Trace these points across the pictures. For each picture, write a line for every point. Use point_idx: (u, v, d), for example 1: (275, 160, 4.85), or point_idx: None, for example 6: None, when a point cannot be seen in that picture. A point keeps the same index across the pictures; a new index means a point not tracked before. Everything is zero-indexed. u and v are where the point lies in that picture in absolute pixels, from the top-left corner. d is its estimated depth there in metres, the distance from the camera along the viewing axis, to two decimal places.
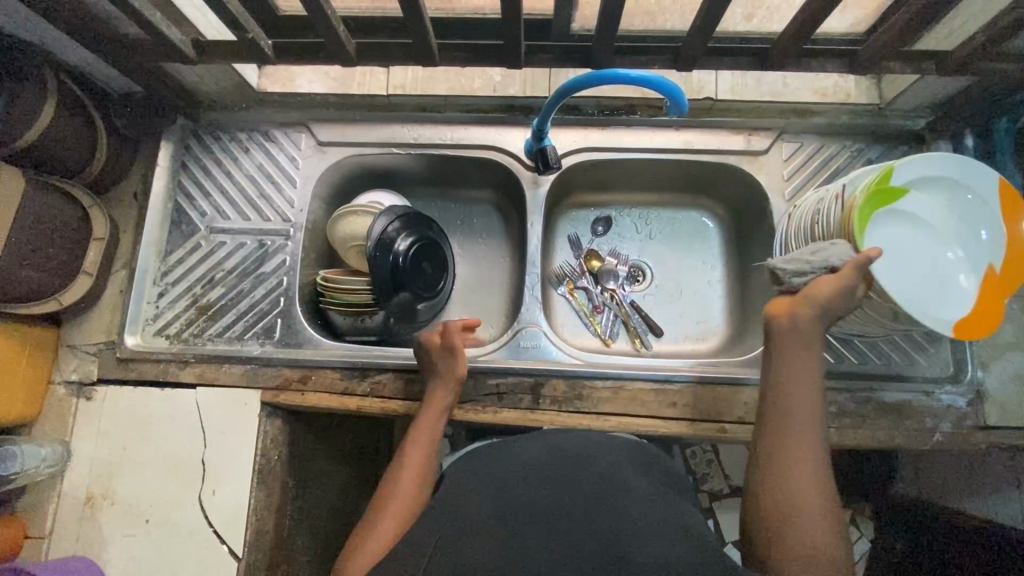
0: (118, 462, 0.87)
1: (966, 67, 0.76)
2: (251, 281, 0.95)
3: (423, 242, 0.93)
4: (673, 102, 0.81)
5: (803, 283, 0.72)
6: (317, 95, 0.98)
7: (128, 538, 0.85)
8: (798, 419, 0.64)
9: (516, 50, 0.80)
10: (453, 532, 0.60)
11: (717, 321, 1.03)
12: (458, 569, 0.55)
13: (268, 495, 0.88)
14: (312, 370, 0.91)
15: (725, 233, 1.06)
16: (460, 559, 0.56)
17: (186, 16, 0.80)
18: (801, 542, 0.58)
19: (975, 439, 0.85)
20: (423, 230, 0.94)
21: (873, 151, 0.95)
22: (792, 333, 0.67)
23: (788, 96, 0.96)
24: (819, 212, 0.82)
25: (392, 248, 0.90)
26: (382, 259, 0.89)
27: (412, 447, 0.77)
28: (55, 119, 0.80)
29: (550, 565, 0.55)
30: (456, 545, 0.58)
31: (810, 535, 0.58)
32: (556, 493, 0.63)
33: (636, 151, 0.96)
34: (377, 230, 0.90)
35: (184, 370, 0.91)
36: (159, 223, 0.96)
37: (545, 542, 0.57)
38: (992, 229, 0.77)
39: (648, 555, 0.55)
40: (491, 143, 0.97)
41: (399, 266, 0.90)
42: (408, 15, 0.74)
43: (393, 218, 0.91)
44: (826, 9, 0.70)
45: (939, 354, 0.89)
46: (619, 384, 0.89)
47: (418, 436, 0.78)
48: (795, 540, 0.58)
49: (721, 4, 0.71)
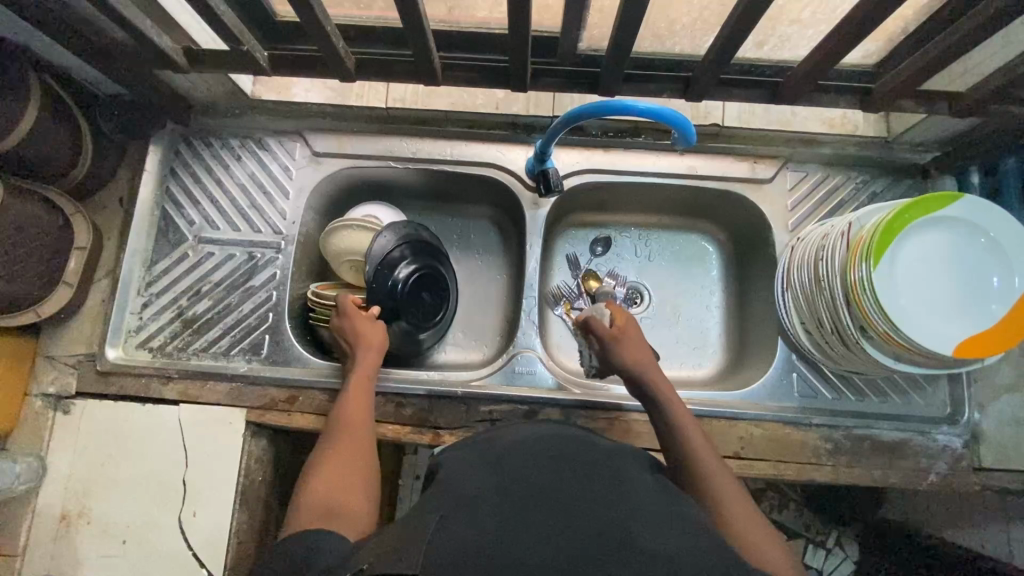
0: (94, 480, 0.84)
1: (979, 109, 0.75)
2: (239, 295, 0.92)
3: (423, 271, 0.90)
4: (681, 134, 0.79)
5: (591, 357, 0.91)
6: (313, 104, 0.95)
7: (104, 559, 0.82)
8: (682, 429, 0.71)
9: (523, 71, 0.78)
10: (448, 506, 0.55)
11: (715, 347, 1.01)
12: (434, 544, 0.50)
13: (250, 517, 0.85)
14: (299, 391, 0.88)
15: (725, 258, 1.04)
16: (443, 534, 0.51)
17: (178, 21, 0.77)
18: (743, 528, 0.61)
19: (969, 479, 0.85)
20: (427, 259, 0.90)
21: (878, 183, 0.94)
22: (636, 345, 0.81)
23: (798, 125, 0.94)
24: (824, 248, 0.80)
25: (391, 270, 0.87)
26: (381, 285, 0.87)
27: (342, 416, 0.76)
28: (39, 124, 0.76)
29: (548, 544, 0.50)
30: (449, 523, 0.52)
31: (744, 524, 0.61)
32: (557, 475, 0.58)
33: (640, 174, 0.94)
34: (380, 248, 0.87)
35: (167, 386, 0.88)
36: (145, 231, 0.93)
37: (545, 524, 0.52)
38: (1004, 277, 0.75)
39: (657, 546, 0.49)
40: (491, 160, 0.94)
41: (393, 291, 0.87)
42: (410, 35, 0.71)
43: (399, 240, 0.88)
44: (840, 49, 0.69)
45: (936, 394, 0.89)
46: (614, 415, 0.88)
47: (348, 406, 0.78)
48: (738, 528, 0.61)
49: (733, 39, 0.69)
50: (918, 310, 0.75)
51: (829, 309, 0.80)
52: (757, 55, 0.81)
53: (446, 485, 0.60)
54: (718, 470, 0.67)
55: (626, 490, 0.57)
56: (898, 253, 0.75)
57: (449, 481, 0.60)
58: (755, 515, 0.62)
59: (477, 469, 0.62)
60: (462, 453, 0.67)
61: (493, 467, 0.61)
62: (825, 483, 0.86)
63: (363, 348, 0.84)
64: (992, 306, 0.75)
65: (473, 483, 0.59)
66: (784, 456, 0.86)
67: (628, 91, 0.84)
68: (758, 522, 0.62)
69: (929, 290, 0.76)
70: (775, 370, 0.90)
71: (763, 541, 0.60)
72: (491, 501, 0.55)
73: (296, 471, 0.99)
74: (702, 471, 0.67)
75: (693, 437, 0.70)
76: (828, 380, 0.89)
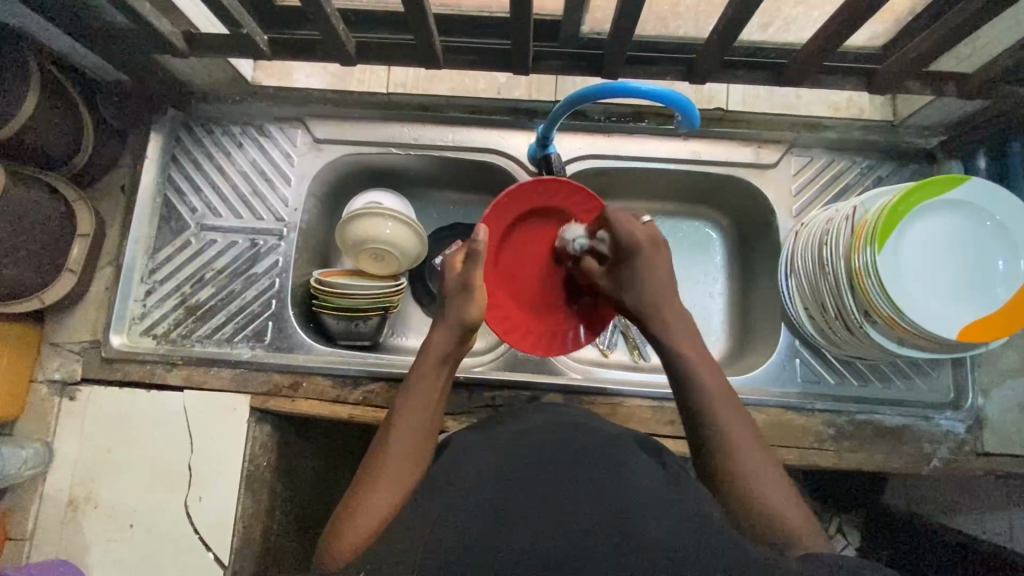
0: (101, 466, 0.85)
1: (986, 90, 0.75)
2: (242, 283, 0.92)
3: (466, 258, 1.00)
4: (684, 115, 0.78)
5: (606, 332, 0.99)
6: (314, 90, 0.95)
7: (111, 542, 0.83)
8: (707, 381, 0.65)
9: (525, 54, 0.77)
10: (452, 496, 0.55)
11: (718, 333, 1.01)
12: (436, 538, 0.50)
13: (255, 502, 0.86)
14: (303, 377, 0.88)
15: (727, 244, 1.03)
16: (448, 527, 0.50)
17: (180, 5, 0.77)
18: (745, 477, 0.58)
19: (971, 464, 0.85)
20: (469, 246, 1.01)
21: (884, 168, 0.94)
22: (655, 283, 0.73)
23: (802, 109, 0.94)
24: (828, 233, 0.80)
25: (430, 264, 1.00)
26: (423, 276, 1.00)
27: (404, 409, 0.67)
28: (38, 109, 0.76)
29: (548, 531, 0.49)
30: (455, 514, 0.52)
31: (752, 479, 0.58)
32: (560, 459, 0.58)
33: (642, 159, 0.94)
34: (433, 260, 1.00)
35: (171, 372, 0.89)
36: (147, 218, 0.93)
37: (546, 513, 0.51)
38: (1009, 260, 0.75)
39: (659, 530, 0.49)
40: (493, 147, 0.94)
41: (426, 278, 1.00)
42: (412, 18, 0.71)
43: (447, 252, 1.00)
44: (847, 29, 0.68)
45: (940, 379, 0.89)
46: (617, 400, 0.88)
47: (413, 395, 0.68)
48: (748, 487, 0.58)
49: (738, 22, 0.69)
50: (921, 294, 0.75)
51: (832, 294, 0.79)
52: (762, 38, 0.80)
53: (449, 472, 0.60)
54: (737, 417, 0.62)
55: (630, 476, 0.56)
56: (903, 236, 0.75)
57: (454, 468, 0.60)
58: (768, 471, 0.59)
59: (479, 454, 0.62)
60: (471, 440, 0.66)
61: (496, 450, 0.62)
62: (827, 468, 0.86)
63: (445, 324, 0.72)
64: (997, 290, 0.75)
65: (480, 469, 0.59)
66: (787, 441, 0.86)
67: (630, 74, 0.83)
68: (766, 475, 0.58)
69: (932, 273, 0.76)
70: (777, 356, 0.90)
71: (771, 497, 0.57)
72: (493, 488, 0.55)
73: (298, 455, 1.00)
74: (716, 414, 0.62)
75: (711, 383, 0.65)
76: (831, 365, 0.90)
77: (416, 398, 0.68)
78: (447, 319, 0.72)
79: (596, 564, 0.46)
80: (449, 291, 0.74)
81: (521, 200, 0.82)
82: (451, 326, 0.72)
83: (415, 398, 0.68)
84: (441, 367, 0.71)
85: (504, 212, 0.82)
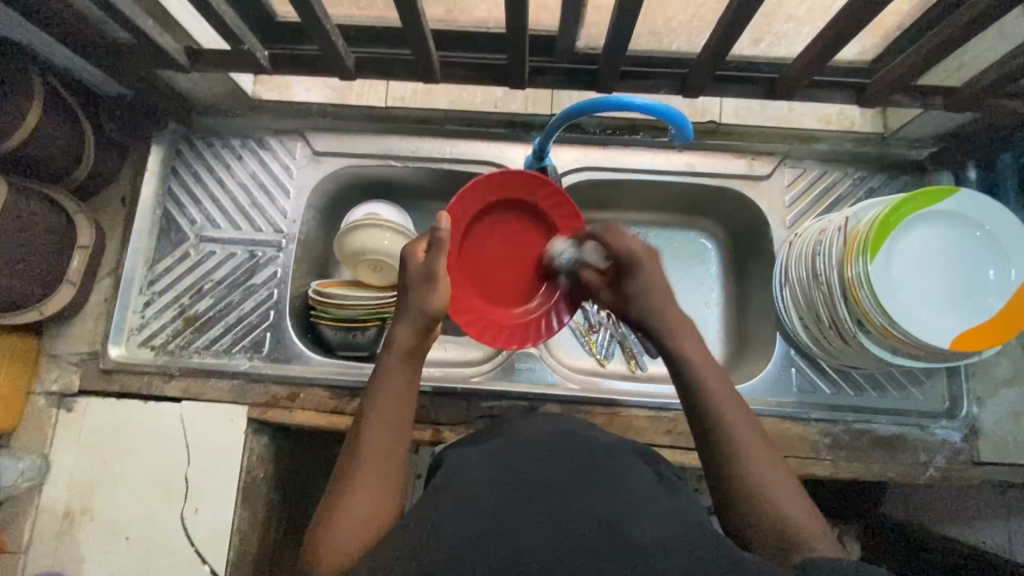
0: (98, 477, 0.85)
1: (973, 104, 0.76)
2: (240, 293, 0.93)
3: None
4: (678, 129, 0.79)
5: (596, 337, 1.00)
6: (313, 104, 0.96)
7: (105, 555, 0.83)
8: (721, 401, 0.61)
9: (521, 69, 0.78)
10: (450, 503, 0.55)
11: (716, 343, 1.01)
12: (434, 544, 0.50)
13: (251, 513, 0.86)
14: (300, 388, 0.89)
15: (723, 255, 1.04)
16: (442, 533, 0.50)
17: (179, 20, 0.79)
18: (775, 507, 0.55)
19: (968, 473, 0.86)
20: None
21: (876, 180, 0.95)
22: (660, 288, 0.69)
23: (794, 121, 0.96)
24: (820, 244, 0.81)
25: None
26: None
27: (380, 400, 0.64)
28: (40, 124, 0.77)
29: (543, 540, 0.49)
30: (454, 517, 0.52)
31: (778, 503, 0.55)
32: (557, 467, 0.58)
33: (637, 172, 0.95)
34: None
35: (169, 383, 0.89)
36: (148, 230, 0.94)
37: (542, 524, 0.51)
38: (1000, 269, 0.76)
39: (654, 537, 0.49)
40: (490, 159, 0.95)
41: None
42: (410, 34, 0.72)
43: None
44: (835, 44, 0.70)
45: (935, 388, 0.89)
46: (614, 410, 0.89)
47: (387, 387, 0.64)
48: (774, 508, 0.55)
49: (729, 40, 0.71)
50: (912, 303, 0.75)
51: (827, 304, 0.80)
52: (754, 52, 0.82)
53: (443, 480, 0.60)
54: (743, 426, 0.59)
55: (626, 484, 0.57)
56: (894, 246, 0.76)
57: (453, 475, 0.61)
58: (789, 487, 0.57)
59: (475, 462, 0.62)
60: (467, 452, 0.66)
61: (493, 460, 0.62)
62: (824, 478, 0.86)
63: (411, 314, 0.67)
64: (989, 300, 0.76)
65: (478, 476, 0.59)
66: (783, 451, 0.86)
67: (625, 88, 0.84)
68: (772, 478, 0.57)
69: (924, 283, 0.77)
70: (773, 365, 0.91)
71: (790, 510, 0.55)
72: (490, 495, 0.55)
73: (294, 466, 1.00)
74: (725, 417, 0.60)
75: (715, 392, 0.62)
76: (827, 375, 0.90)
77: (388, 389, 0.64)
78: (410, 312, 0.67)
79: (588, 569, 0.46)
80: (406, 281, 0.69)
81: (462, 208, 0.79)
82: (416, 317, 0.67)
83: (385, 396, 0.64)
84: (410, 360, 0.66)
85: (472, 197, 0.79)
